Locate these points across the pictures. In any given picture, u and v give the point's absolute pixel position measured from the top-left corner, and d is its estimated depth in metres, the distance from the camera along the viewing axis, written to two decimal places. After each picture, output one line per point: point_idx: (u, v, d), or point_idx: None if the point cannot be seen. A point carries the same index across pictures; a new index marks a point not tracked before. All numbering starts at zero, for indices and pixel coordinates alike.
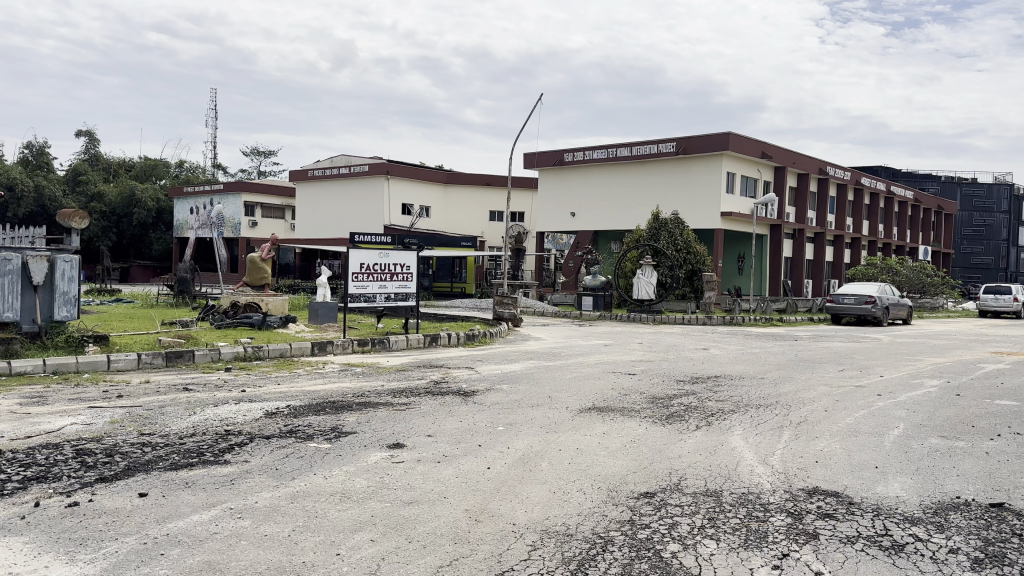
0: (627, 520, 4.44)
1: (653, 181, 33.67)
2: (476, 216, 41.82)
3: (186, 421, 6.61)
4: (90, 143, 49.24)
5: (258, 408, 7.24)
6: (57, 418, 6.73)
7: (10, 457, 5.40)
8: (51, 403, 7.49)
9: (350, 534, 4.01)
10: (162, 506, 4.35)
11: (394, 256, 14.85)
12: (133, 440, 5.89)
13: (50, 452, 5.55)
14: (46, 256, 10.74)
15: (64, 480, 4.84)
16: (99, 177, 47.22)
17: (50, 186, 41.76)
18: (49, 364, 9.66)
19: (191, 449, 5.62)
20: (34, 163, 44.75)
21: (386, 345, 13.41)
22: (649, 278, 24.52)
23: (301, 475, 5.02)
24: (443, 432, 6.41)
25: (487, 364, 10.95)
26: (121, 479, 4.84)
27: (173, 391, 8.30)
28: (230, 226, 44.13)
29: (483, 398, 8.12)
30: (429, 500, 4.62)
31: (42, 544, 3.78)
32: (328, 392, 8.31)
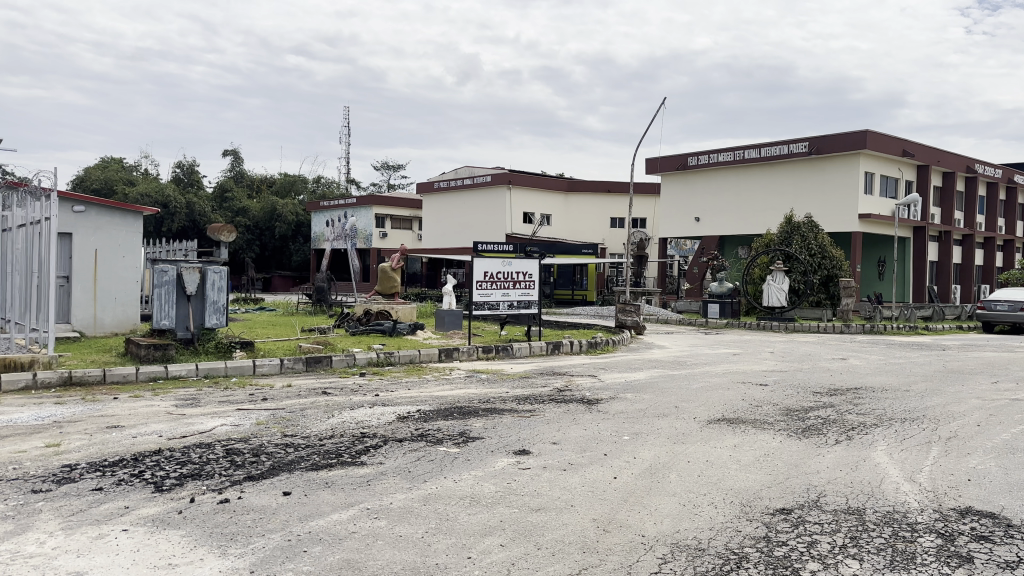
0: (763, 536, 4.27)
1: (783, 184, 32.38)
2: (598, 224, 41.69)
3: (326, 423, 6.96)
4: (236, 162, 52.89)
5: (390, 412, 7.50)
6: (209, 419, 7.24)
7: (168, 454, 5.87)
8: (204, 405, 8.08)
9: (480, 537, 4.08)
10: (304, 505, 4.59)
11: (517, 263, 15.03)
12: (277, 441, 6.26)
13: (203, 451, 5.97)
14: (198, 268, 11.54)
15: (215, 477, 5.21)
16: (244, 193, 50.58)
17: (201, 203, 45.14)
18: (202, 368, 10.47)
19: (330, 450, 5.91)
20: (186, 181, 48.56)
21: (509, 352, 13.58)
22: (781, 284, 23.39)
23: (433, 478, 5.16)
24: (569, 440, 6.41)
25: (611, 373, 10.85)
26: (267, 478, 5.15)
27: (312, 394, 8.74)
28: (361, 237, 46.13)
29: (608, 406, 8.05)
30: (556, 508, 4.62)
31: (197, 537, 4.07)
32: (456, 398, 8.48)
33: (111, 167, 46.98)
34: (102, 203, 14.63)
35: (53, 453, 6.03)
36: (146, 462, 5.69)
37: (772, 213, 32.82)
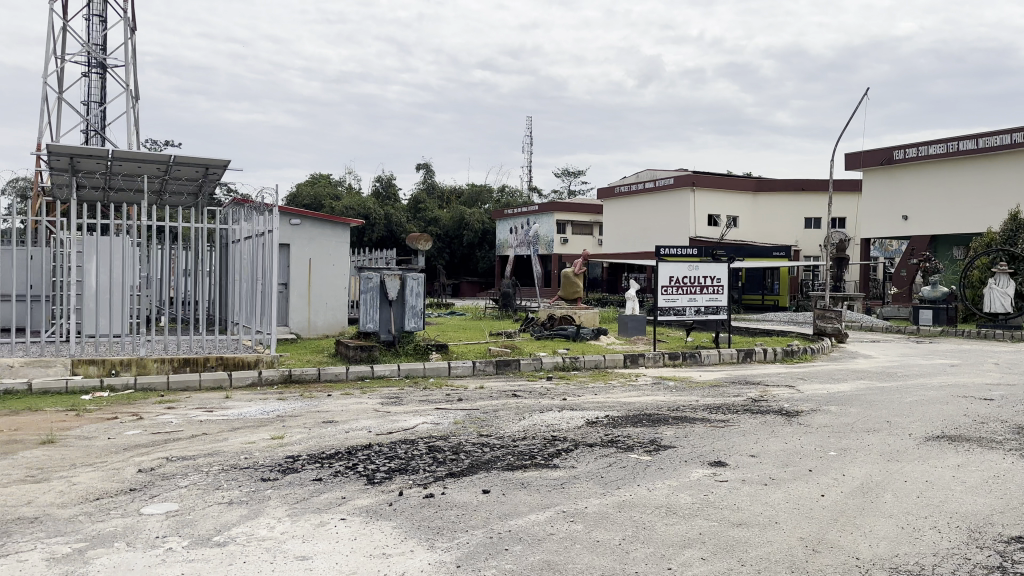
0: (997, 567, 3.82)
1: (1008, 176, 28.98)
2: (791, 225, 39.63)
3: (519, 425, 7.14)
4: (428, 175, 55.81)
5: (580, 417, 7.57)
6: (411, 417, 7.67)
7: (377, 449, 6.30)
8: (406, 404, 8.58)
9: (680, 548, 4.00)
10: (503, 504, 4.73)
11: (704, 267, 14.60)
12: (474, 440, 6.51)
13: (407, 447, 6.35)
14: (399, 274, 12.30)
15: (420, 473, 5.51)
16: (435, 203, 53.23)
17: (397, 214, 48.13)
18: (402, 368, 11.15)
19: (524, 452, 6.05)
20: (384, 195, 51.94)
21: (697, 359, 13.23)
22: (1006, 287, 20.88)
23: (627, 485, 5.13)
24: (767, 453, 6.12)
25: (810, 384, 10.18)
26: (466, 476, 5.37)
27: (503, 397, 9.01)
28: (544, 243, 47.01)
29: (808, 419, 7.59)
30: (758, 523, 4.43)
31: (407, 530, 4.33)
32: (646, 405, 8.37)
33: (319, 184, 51.27)
34: (314, 216, 16.01)
35: (279, 445, 6.66)
36: (358, 455, 6.14)
37: (995, 208, 29.50)
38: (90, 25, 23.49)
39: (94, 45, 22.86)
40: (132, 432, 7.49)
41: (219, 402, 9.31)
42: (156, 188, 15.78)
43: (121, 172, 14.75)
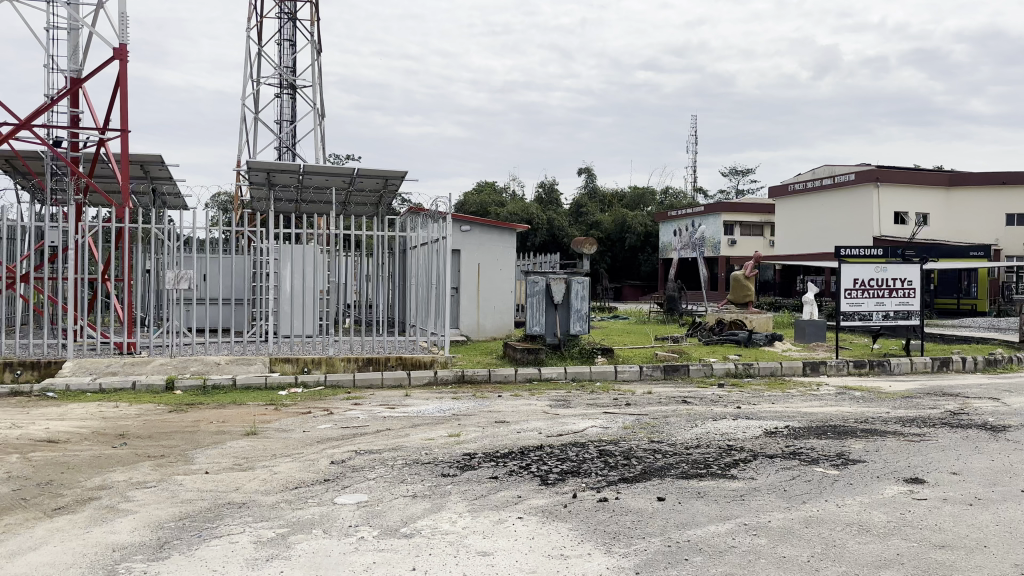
0: None
1: None
2: (992, 222, 36.03)
3: (691, 432, 6.97)
4: (590, 179, 55.91)
5: (756, 426, 7.27)
6: (581, 421, 7.71)
7: (549, 451, 6.38)
8: (575, 407, 8.63)
9: (876, 570, 3.73)
10: (680, 512, 4.64)
11: (894, 269, 13.56)
12: (646, 446, 6.43)
13: (579, 450, 6.38)
14: (564, 278, 12.44)
15: (593, 476, 5.52)
16: (598, 207, 53.18)
17: (560, 219, 48.59)
18: (570, 371, 11.25)
19: (699, 460, 5.90)
20: (547, 200, 52.60)
21: (885, 368, 12.31)
22: None
23: (811, 500, 4.86)
24: (972, 471, 5.56)
25: (1020, 396, 9.15)
26: (640, 482, 5.32)
27: (674, 402, 8.84)
28: (710, 245, 45.75)
29: (1020, 436, 6.82)
30: (965, 547, 4.04)
31: (584, 532, 4.35)
32: (828, 415, 7.89)
33: (485, 191, 52.81)
34: (483, 222, 16.54)
35: (455, 442, 6.94)
36: (531, 456, 6.26)
37: None
38: (281, 49, 25.58)
39: (284, 68, 24.89)
40: (324, 426, 8.09)
41: (398, 400, 9.84)
42: (341, 199, 16.97)
43: (312, 185, 15.99)
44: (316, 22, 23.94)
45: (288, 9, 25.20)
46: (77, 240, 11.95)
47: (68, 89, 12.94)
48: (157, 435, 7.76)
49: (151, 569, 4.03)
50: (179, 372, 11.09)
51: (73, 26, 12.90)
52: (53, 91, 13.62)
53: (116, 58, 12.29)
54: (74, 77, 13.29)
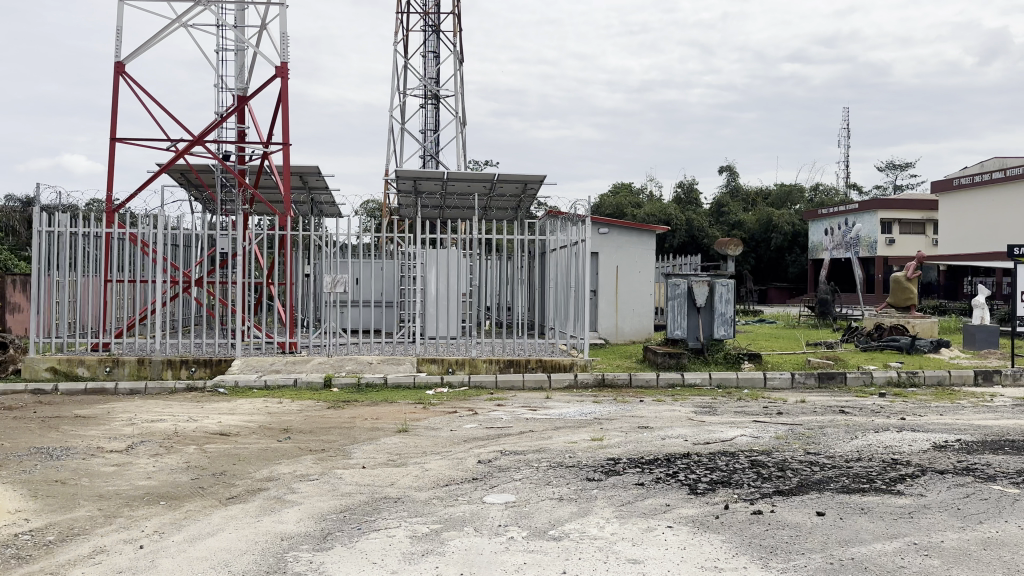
0: None
1: None
2: None
3: (850, 444, 6.58)
4: (732, 177, 54.09)
5: (923, 439, 6.75)
6: (729, 429, 7.47)
7: (698, 459, 6.23)
8: (721, 414, 8.37)
9: None
10: (842, 529, 4.39)
11: None
12: (800, 457, 6.14)
13: (729, 459, 6.18)
14: (707, 281, 12.13)
15: (745, 487, 5.33)
16: (740, 206, 51.34)
17: (700, 219, 47.34)
18: (715, 378, 10.92)
19: (861, 474, 5.55)
20: (686, 200, 51.38)
21: None
22: None
23: (992, 521, 4.45)
24: None
25: None
26: (796, 495, 5.08)
27: (829, 412, 8.38)
28: (865, 245, 43.21)
29: None
30: None
31: (738, 545, 4.21)
32: (1007, 430, 7.21)
33: (622, 193, 52.32)
34: (623, 225, 16.42)
35: (600, 447, 6.91)
36: (678, 464, 6.13)
37: None
38: (426, 61, 26.52)
39: (429, 78, 25.78)
40: (470, 426, 8.30)
41: (541, 402, 9.94)
42: (483, 204, 17.38)
43: (456, 192, 16.49)
44: (458, 32, 24.64)
45: (432, 21, 26.09)
46: (244, 247, 12.92)
47: (237, 107, 14.05)
48: (316, 430, 8.26)
49: (316, 558, 4.29)
50: (334, 371, 11.76)
51: (240, 47, 14.01)
52: (224, 109, 14.83)
53: (279, 76, 13.21)
54: (241, 95, 14.42)
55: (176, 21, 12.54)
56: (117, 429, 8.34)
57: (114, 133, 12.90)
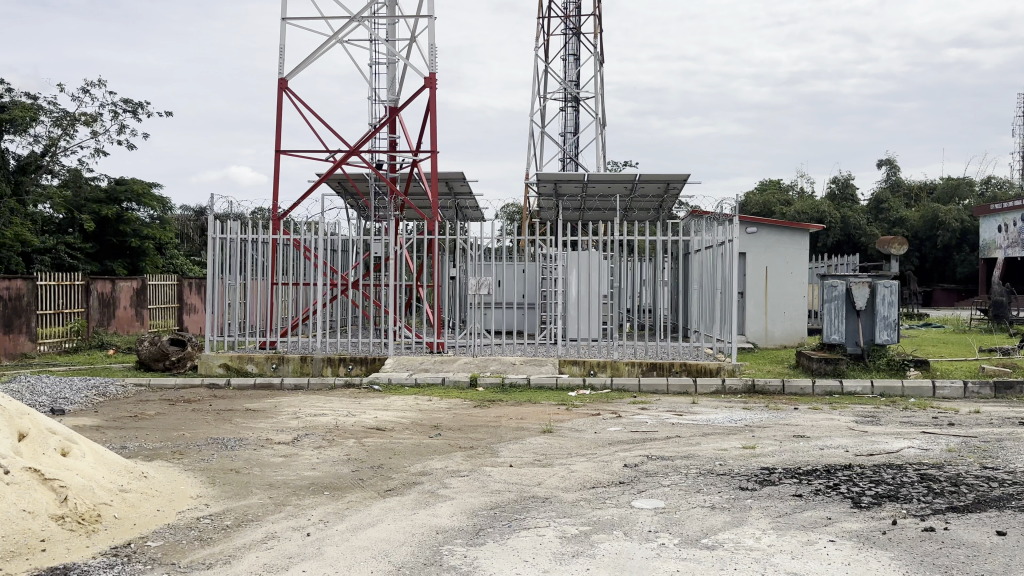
0: None
1: None
2: None
3: None
4: (891, 171, 50.54)
5: None
6: (893, 440, 6.98)
7: (860, 471, 5.86)
8: (884, 425, 7.83)
9: None
10: None
11: None
12: (978, 473, 5.64)
13: (895, 472, 5.78)
14: (868, 282, 11.39)
15: (915, 502, 4.96)
16: (901, 202, 47.87)
17: (856, 216, 44.56)
18: (876, 386, 10.24)
19: None
20: (840, 196, 48.51)
21: None
22: None
23: None
24: None
25: None
26: (974, 513, 4.67)
27: (1010, 425, 7.64)
28: None
29: None
30: None
31: (909, 564, 3.93)
32: None
33: (769, 190, 50.19)
34: (772, 224, 15.75)
35: (751, 455, 6.67)
36: (838, 475, 5.80)
37: None
38: (566, 64, 26.64)
39: (569, 81, 25.89)
40: (615, 429, 8.25)
41: (686, 407, 9.72)
42: (625, 205, 17.20)
43: (597, 193, 16.44)
44: (599, 33, 24.55)
45: (573, 23, 26.16)
46: (395, 251, 13.50)
47: (388, 117, 14.72)
48: (464, 428, 8.50)
49: (470, 553, 4.41)
50: (480, 370, 12.07)
51: (391, 60, 14.67)
52: (376, 120, 15.59)
53: (427, 86, 13.73)
54: (392, 105, 15.10)
55: (334, 37, 13.24)
56: (283, 422, 8.96)
57: (279, 145, 13.87)
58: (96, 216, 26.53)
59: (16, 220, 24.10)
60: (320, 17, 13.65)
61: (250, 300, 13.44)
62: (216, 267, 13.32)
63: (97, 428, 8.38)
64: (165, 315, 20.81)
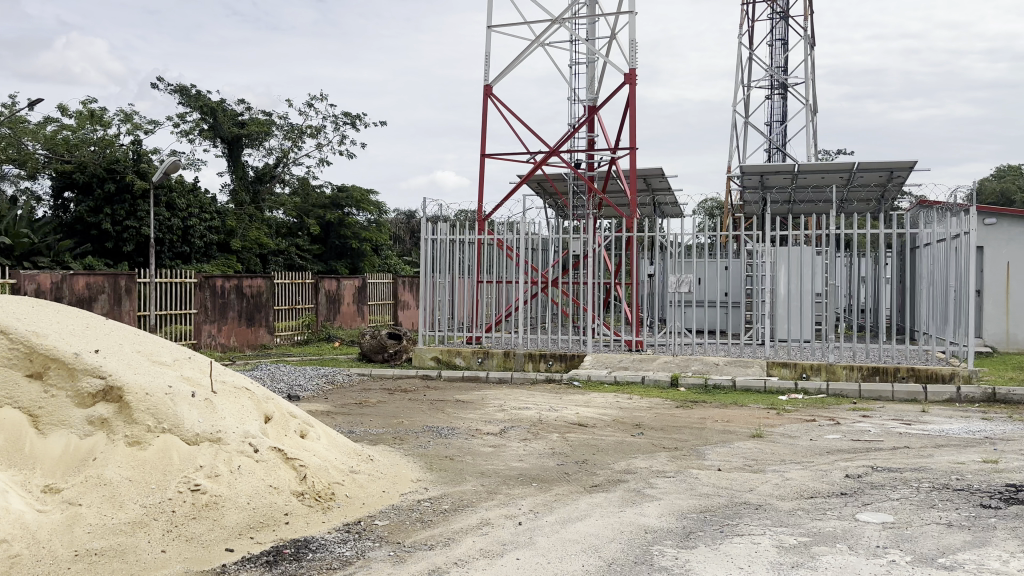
0: None
1: None
2: None
3: None
4: None
5: None
6: None
7: None
8: None
9: None
10: None
11: None
12: None
13: None
14: None
15: None
16: None
17: None
18: None
19: None
20: None
21: None
22: None
23: None
24: None
25: None
26: None
27: None
28: None
29: None
30: None
31: None
32: None
33: (1009, 176, 44.53)
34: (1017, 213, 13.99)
35: (995, 470, 5.95)
36: None
37: None
38: (773, 50, 25.27)
39: (776, 68, 24.55)
40: (832, 436, 7.71)
41: (914, 415, 8.87)
42: (840, 197, 16.02)
43: (808, 185, 15.46)
44: (809, 15, 23.07)
45: (779, 8, 24.81)
46: (593, 249, 13.52)
47: (587, 117, 14.82)
48: (669, 428, 8.35)
49: (681, 555, 4.32)
50: (682, 370, 11.78)
51: (591, 59, 14.75)
52: (576, 120, 15.76)
53: (627, 83, 13.63)
54: (591, 105, 15.18)
55: (535, 41, 13.54)
56: (490, 414, 9.34)
57: (484, 149, 14.45)
58: (321, 220, 29.19)
59: (255, 225, 27.14)
60: (523, 22, 14.03)
61: (457, 298, 14.11)
62: (427, 267, 14.15)
63: (328, 413, 9.23)
64: (381, 311, 22.45)
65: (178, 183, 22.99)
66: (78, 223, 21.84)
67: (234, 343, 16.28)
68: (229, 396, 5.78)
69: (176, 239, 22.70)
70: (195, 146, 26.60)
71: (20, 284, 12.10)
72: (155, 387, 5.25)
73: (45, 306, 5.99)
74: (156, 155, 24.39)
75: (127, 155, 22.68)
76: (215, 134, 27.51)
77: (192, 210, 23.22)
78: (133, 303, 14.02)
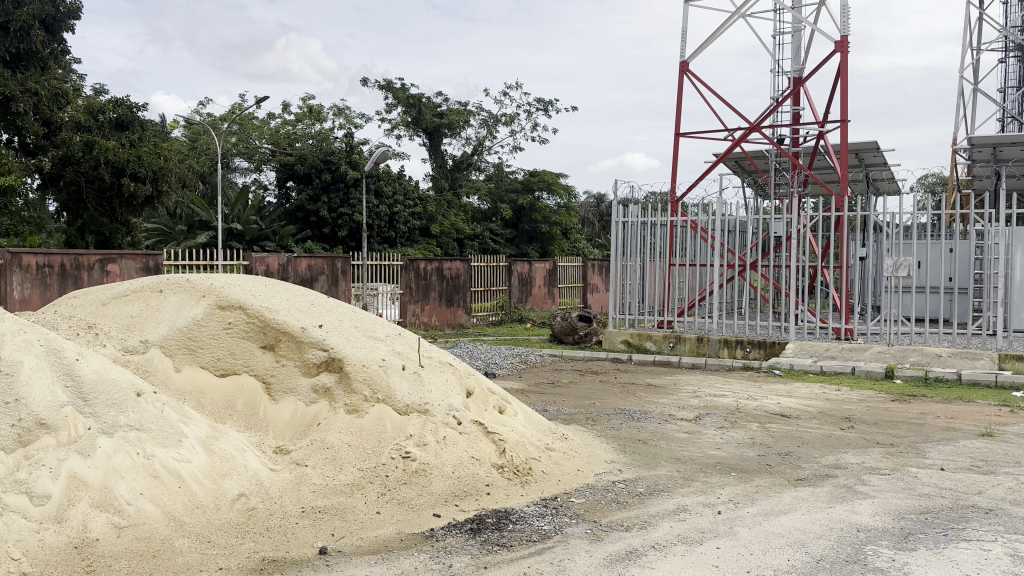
0: None
1: None
2: None
3: None
4: None
5: None
6: None
7: None
8: None
9: None
10: None
11: None
12: None
13: None
14: None
15: None
16: None
17: None
18: None
19: None
20: None
21: None
22: None
23: None
24: None
25: None
26: None
27: None
28: None
29: None
30: None
31: None
32: None
33: None
34: None
35: None
36: None
37: None
38: (1008, 8, 22.32)
39: (1013, 27, 21.67)
40: None
41: None
42: None
43: None
44: None
45: None
46: (797, 230, 12.73)
47: (791, 90, 13.95)
48: (883, 423, 7.71)
49: (899, 557, 3.98)
50: (898, 361, 10.81)
51: (796, 27, 13.84)
52: (778, 93, 14.88)
53: (838, 50, 12.65)
54: (796, 76, 14.26)
55: (735, 13, 12.93)
56: (684, 399, 9.15)
57: (678, 129, 14.05)
58: (514, 205, 29.97)
59: (453, 211, 28.45)
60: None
61: (648, 281, 13.90)
62: (618, 251, 14.07)
63: (524, 392, 9.51)
64: (571, 294, 22.73)
65: (385, 173, 24.60)
66: (299, 211, 24.01)
67: (436, 322, 17.22)
68: (435, 371, 6.13)
69: (383, 224, 24.31)
70: (399, 138, 28.38)
71: (253, 266, 13.51)
72: (369, 359, 5.68)
73: (275, 284, 6.62)
74: (365, 146, 26.23)
75: (341, 147, 24.61)
76: (417, 126, 29.13)
77: (396, 197, 24.73)
78: (347, 284, 15.30)
